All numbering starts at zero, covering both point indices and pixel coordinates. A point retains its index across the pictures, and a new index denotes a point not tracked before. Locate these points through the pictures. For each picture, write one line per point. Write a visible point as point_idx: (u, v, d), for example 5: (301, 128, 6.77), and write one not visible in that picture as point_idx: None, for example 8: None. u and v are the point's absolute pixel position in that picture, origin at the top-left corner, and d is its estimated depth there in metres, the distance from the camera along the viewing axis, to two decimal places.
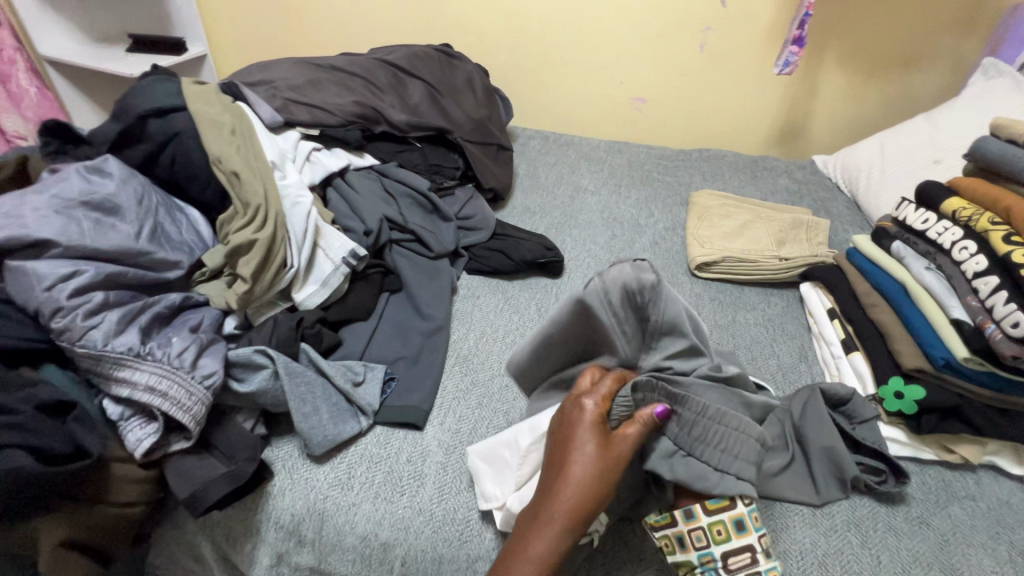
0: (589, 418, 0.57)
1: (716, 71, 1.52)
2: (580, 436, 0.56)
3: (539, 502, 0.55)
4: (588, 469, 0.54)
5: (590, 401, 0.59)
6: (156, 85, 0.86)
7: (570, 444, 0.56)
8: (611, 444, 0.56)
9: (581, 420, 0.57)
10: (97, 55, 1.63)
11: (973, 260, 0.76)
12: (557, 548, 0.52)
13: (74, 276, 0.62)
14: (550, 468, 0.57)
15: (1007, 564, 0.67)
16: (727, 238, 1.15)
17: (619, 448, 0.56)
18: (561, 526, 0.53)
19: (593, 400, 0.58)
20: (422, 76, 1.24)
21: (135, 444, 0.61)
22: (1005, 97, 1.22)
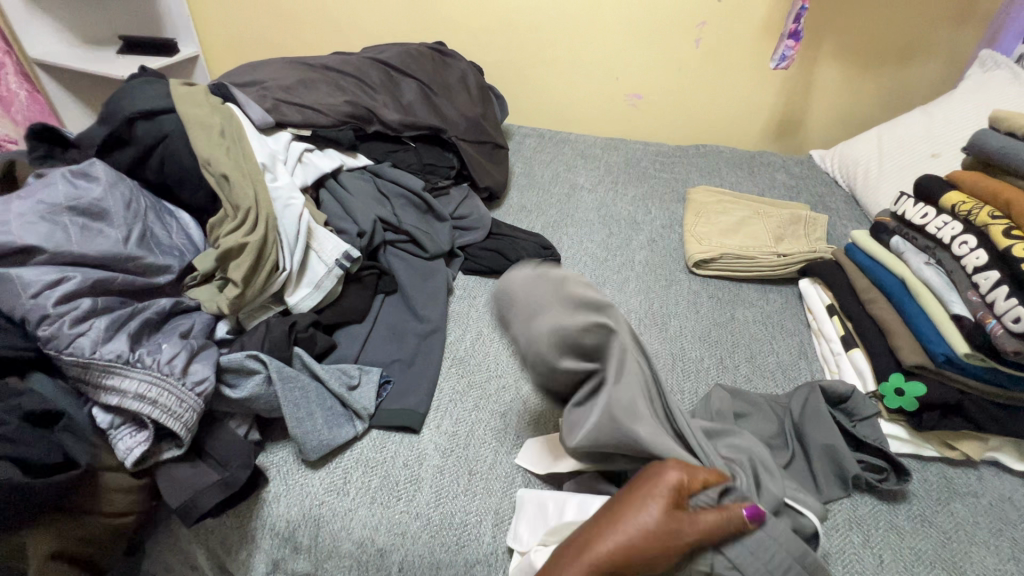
0: (660, 488, 0.52)
1: (713, 65, 1.51)
2: (651, 504, 0.51)
3: (579, 541, 0.52)
4: (645, 532, 0.50)
5: (677, 472, 0.53)
6: (144, 87, 0.85)
7: (635, 502, 0.52)
8: (678, 525, 0.51)
9: (658, 488, 0.52)
10: (87, 57, 1.62)
11: (973, 254, 0.75)
12: None
13: (61, 282, 0.61)
14: (603, 516, 0.53)
15: (1010, 561, 0.66)
16: (725, 235, 1.14)
17: (693, 534, 0.51)
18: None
19: (679, 472, 0.53)
20: (415, 75, 1.23)
21: (125, 452, 0.60)
22: (1002, 90, 1.21)
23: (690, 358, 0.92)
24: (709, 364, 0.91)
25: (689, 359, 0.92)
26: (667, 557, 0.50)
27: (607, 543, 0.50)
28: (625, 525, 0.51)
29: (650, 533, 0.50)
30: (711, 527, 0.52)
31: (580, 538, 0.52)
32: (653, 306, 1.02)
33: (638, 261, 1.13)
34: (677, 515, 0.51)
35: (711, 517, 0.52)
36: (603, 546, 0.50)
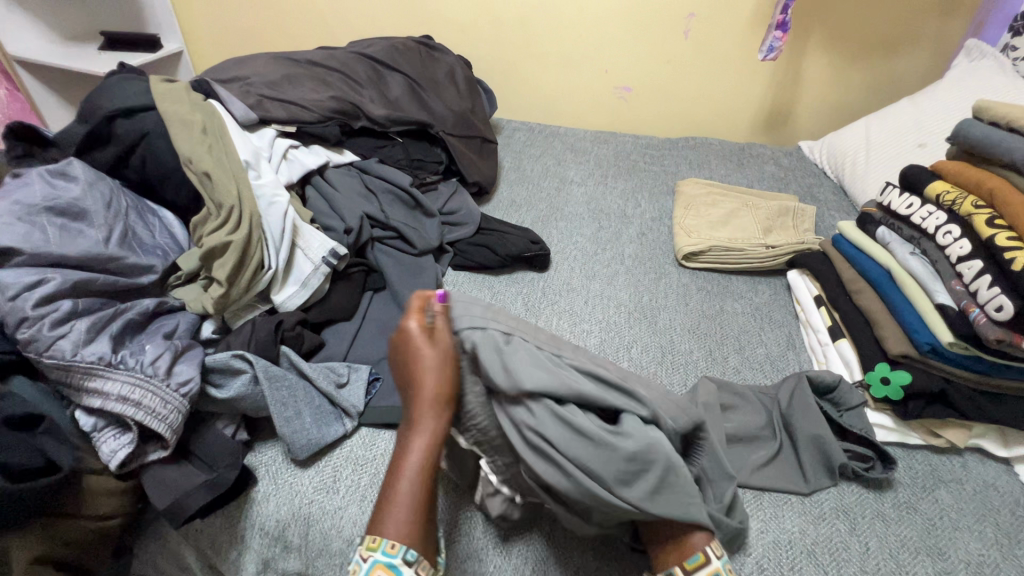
0: (411, 338, 0.60)
1: (702, 57, 1.50)
2: (417, 350, 0.59)
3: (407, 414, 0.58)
4: (436, 371, 0.58)
5: (411, 320, 0.61)
6: (123, 84, 0.84)
7: (410, 361, 0.60)
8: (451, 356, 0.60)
9: (415, 339, 0.60)
10: (67, 54, 1.59)
11: (957, 244, 0.75)
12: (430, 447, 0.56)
13: (40, 284, 0.60)
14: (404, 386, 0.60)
15: (993, 547, 0.67)
16: (714, 227, 1.14)
17: (454, 348, 0.60)
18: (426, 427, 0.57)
19: (410, 317, 0.60)
20: (402, 69, 1.22)
21: (109, 455, 0.59)
22: (986, 80, 1.22)
23: (680, 351, 0.92)
24: (699, 356, 0.91)
25: (678, 352, 0.92)
26: (455, 371, 0.60)
27: (419, 399, 0.57)
28: (422, 378, 0.58)
29: (438, 365, 0.59)
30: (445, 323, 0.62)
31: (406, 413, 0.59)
32: (643, 299, 1.02)
33: (627, 254, 1.13)
34: (434, 338, 0.60)
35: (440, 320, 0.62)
36: (419, 401, 0.58)
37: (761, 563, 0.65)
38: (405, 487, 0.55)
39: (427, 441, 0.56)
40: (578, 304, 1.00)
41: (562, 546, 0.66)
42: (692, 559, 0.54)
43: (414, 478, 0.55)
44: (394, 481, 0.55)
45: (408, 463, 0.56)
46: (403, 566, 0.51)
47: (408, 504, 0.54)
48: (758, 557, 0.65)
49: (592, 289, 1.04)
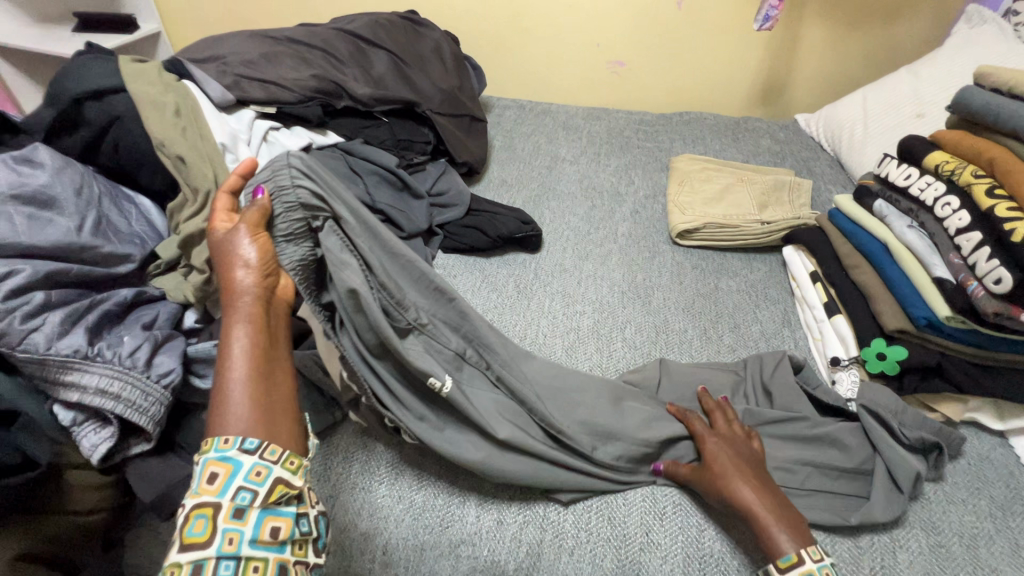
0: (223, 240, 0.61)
1: (696, 29, 1.46)
2: (231, 242, 0.61)
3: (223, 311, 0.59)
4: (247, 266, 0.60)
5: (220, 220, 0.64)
6: (91, 65, 0.81)
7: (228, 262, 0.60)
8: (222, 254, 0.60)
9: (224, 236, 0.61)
10: (41, 37, 1.54)
11: (955, 216, 0.73)
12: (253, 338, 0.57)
13: (9, 276, 0.58)
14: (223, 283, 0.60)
15: (987, 519, 0.67)
16: (708, 204, 1.12)
17: (255, 239, 0.61)
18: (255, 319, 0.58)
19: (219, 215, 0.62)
20: (385, 46, 1.18)
21: (90, 450, 0.58)
22: (986, 46, 1.19)
23: (674, 330, 0.91)
24: (693, 336, 0.90)
25: (672, 331, 0.91)
26: (265, 259, 0.61)
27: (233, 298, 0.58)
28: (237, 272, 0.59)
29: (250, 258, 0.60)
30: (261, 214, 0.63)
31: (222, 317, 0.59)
32: (637, 279, 1.00)
33: (621, 233, 1.11)
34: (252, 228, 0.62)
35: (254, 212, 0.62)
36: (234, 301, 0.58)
37: (755, 540, 0.65)
38: (230, 386, 0.54)
39: (247, 340, 0.57)
40: (570, 284, 0.98)
41: (556, 525, 0.66)
42: (785, 558, 0.57)
43: (243, 374, 0.55)
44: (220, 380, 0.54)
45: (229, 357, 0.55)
46: (240, 456, 0.50)
47: (246, 390, 0.54)
48: (752, 534, 0.65)
49: (585, 269, 1.02)
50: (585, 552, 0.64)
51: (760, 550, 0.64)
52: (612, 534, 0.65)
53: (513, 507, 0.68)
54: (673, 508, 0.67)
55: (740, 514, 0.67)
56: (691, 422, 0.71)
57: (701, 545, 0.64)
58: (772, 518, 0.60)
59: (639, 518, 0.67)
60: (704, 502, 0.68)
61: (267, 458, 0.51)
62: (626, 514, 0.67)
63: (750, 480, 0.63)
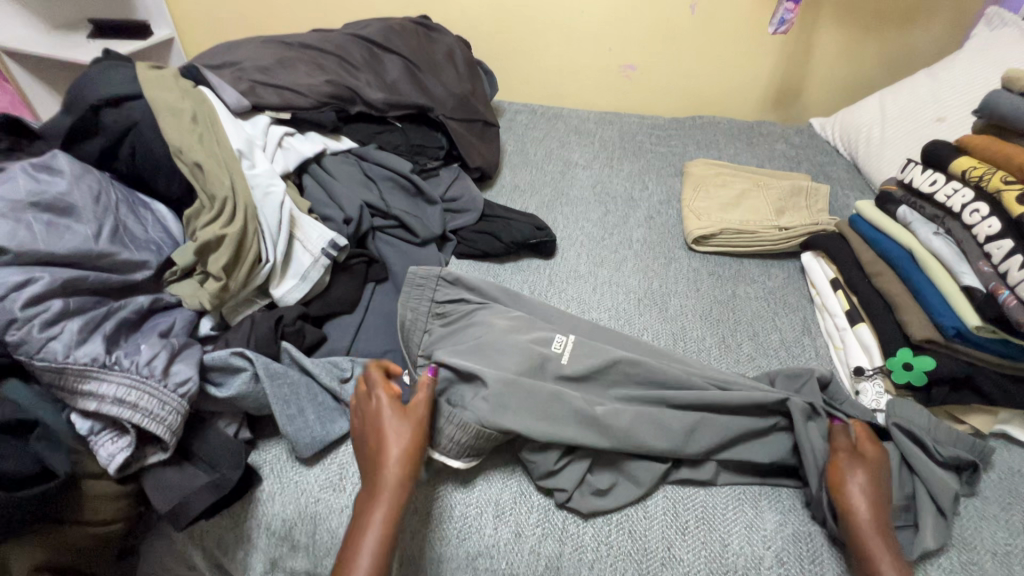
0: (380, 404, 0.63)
1: (709, 32, 1.45)
2: (387, 410, 0.62)
3: (365, 492, 0.59)
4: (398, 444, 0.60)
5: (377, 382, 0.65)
6: (109, 72, 0.81)
7: (379, 431, 0.61)
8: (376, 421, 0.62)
9: (377, 411, 0.62)
10: (55, 43, 1.55)
11: (985, 223, 0.72)
12: (388, 516, 0.57)
13: (28, 284, 0.58)
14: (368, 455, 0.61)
15: (1021, 536, 0.65)
16: (724, 210, 1.10)
17: (416, 422, 0.62)
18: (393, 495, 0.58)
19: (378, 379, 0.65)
20: (399, 51, 1.17)
21: (107, 459, 0.57)
22: (1009, 48, 1.17)
23: (691, 337, 0.90)
24: (712, 344, 0.89)
25: (690, 339, 0.89)
26: (419, 444, 0.61)
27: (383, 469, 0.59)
28: (386, 448, 0.60)
29: (401, 436, 0.60)
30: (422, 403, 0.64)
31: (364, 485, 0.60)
32: (653, 285, 0.99)
33: (635, 239, 1.10)
34: (407, 408, 0.63)
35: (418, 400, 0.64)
36: (385, 473, 0.59)
37: (780, 556, 0.63)
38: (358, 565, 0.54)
39: (386, 514, 0.57)
40: (586, 291, 0.97)
41: (575, 538, 0.65)
42: None
43: (371, 555, 0.55)
44: (349, 553, 0.55)
45: (364, 530, 0.56)
46: None
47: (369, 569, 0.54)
48: (778, 549, 0.64)
49: (600, 275, 1.01)
50: (605, 565, 0.63)
51: (786, 567, 0.62)
52: (633, 549, 0.64)
53: (532, 519, 0.66)
54: (695, 522, 0.66)
55: (765, 528, 0.65)
56: (837, 435, 0.67)
57: (725, 559, 0.63)
58: (886, 555, 0.57)
59: (661, 531, 0.65)
60: (727, 517, 0.66)
61: None
62: (648, 527, 0.65)
63: (871, 503, 0.60)
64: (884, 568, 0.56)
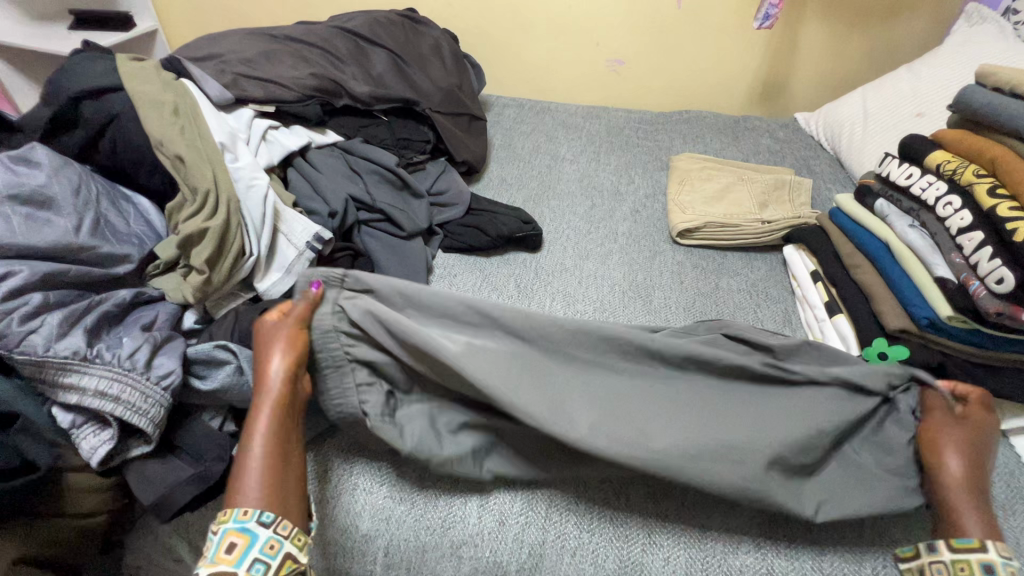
0: (267, 328, 0.63)
1: (696, 26, 1.46)
2: (274, 336, 0.62)
3: (252, 406, 0.58)
4: (285, 356, 0.60)
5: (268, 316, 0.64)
6: (89, 64, 0.80)
7: (267, 349, 0.61)
8: (271, 340, 0.61)
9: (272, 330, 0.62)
10: (36, 34, 1.53)
11: (957, 215, 0.73)
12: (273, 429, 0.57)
13: (7, 277, 0.58)
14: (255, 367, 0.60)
15: None
16: (708, 203, 1.11)
17: (298, 333, 0.63)
18: (274, 410, 0.58)
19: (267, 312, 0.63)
20: (385, 44, 1.17)
21: (89, 452, 0.57)
22: (987, 44, 1.19)
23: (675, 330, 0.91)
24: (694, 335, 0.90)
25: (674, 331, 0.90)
26: (303, 354, 0.62)
27: (264, 386, 0.58)
28: (272, 364, 0.59)
29: (289, 350, 0.61)
30: (300, 314, 0.64)
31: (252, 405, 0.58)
32: (638, 278, 1.00)
33: (621, 232, 1.11)
34: (290, 324, 0.63)
35: (297, 310, 0.64)
36: (266, 386, 0.58)
37: (757, 541, 0.64)
38: (248, 472, 0.54)
39: (267, 420, 0.57)
40: (571, 284, 0.98)
41: (559, 525, 0.66)
42: (962, 539, 0.56)
43: (264, 459, 0.55)
44: (240, 466, 0.54)
45: (250, 444, 0.55)
46: (258, 528, 0.51)
47: (260, 473, 0.54)
48: (755, 535, 0.65)
49: (585, 268, 1.02)
50: (587, 551, 0.64)
51: (764, 551, 0.64)
52: (615, 535, 0.65)
53: (516, 507, 0.67)
54: (675, 509, 0.67)
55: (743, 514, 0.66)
56: (932, 408, 0.65)
57: (703, 545, 0.64)
58: (972, 516, 0.57)
59: (641, 518, 0.66)
60: (706, 503, 0.67)
61: (281, 531, 0.52)
62: (629, 515, 0.66)
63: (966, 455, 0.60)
64: (968, 523, 0.57)
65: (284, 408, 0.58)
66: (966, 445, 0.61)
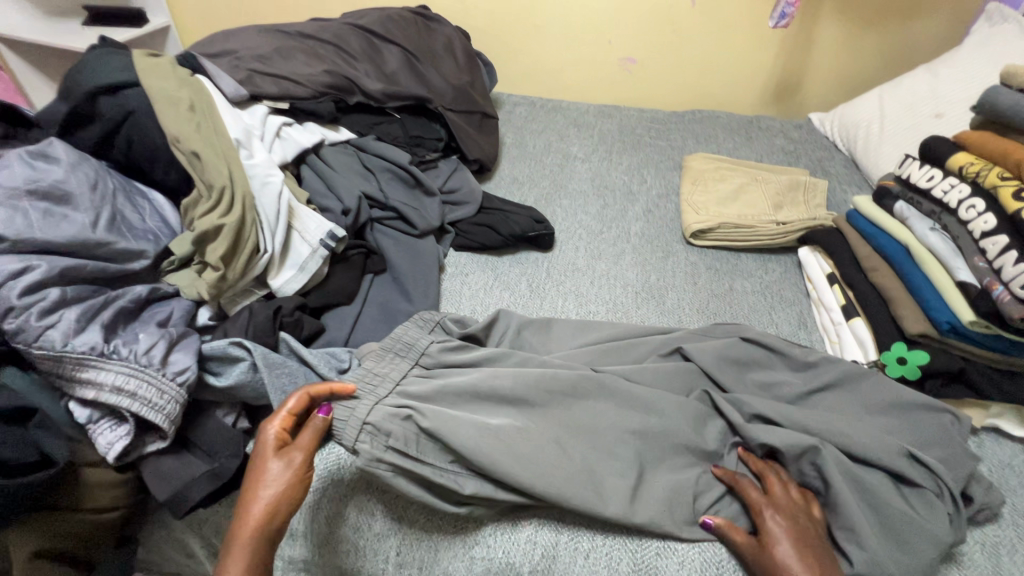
0: (265, 448, 0.59)
1: (710, 25, 1.44)
2: (272, 461, 0.57)
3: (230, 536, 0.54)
4: (277, 485, 0.56)
5: (270, 428, 0.60)
6: (106, 59, 0.80)
7: (262, 473, 0.57)
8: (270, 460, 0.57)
9: (273, 452, 0.58)
10: (50, 29, 1.54)
11: (981, 218, 0.72)
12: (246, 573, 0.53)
13: (25, 272, 0.58)
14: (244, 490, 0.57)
15: (1009, 527, 0.66)
16: (722, 204, 1.10)
17: (306, 460, 0.59)
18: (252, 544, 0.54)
19: (269, 426, 0.59)
20: (398, 41, 1.17)
21: (106, 447, 0.58)
22: (1009, 44, 1.17)
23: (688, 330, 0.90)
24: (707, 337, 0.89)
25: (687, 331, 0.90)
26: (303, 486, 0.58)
27: (245, 519, 0.55)
28: (261, 490, 0.56)
29: (286, 479, 0.57)
30: (313, 441, 0.60)
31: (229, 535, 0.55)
32: (650, 279, 1.00)
33: (634, 232, 1.10)
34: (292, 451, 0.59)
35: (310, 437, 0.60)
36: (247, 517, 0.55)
37: None
38: None
39: (240, 559, 0.53)
40: (583, 284, 0.97)
41: (572, 527, 0.65)
42: None
43: None
44: None
45: None
46: None
47: None
48: None
49: (598, 269, 1.01)
50: (598, 554, 0.64)
51: None
52: (628, 538, 0.64)
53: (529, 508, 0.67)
54: None
55: None
56: (744, 488, 0.63)
57: (718, 549, 0.63)
58: None
59: None
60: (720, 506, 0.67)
61: None
62: None
63: (784, 534, 0.57)
64: None
65: (261, 544, 0.55)
66: (785, 525, 0.58)
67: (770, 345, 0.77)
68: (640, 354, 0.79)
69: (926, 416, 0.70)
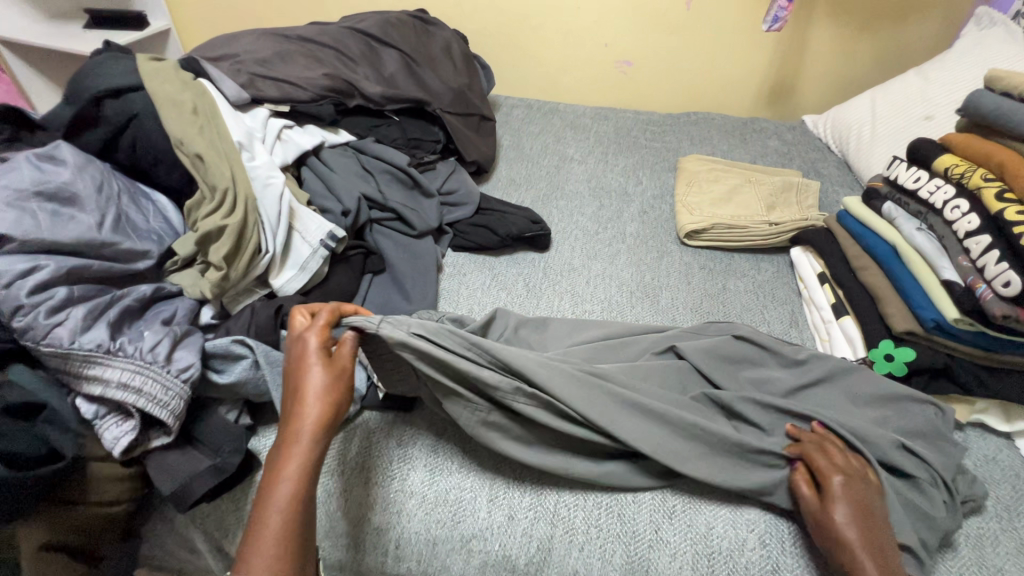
0: (306, 354, 0.59)
1: (704, 29, 1.46)
2: (314, 367, 0.58)
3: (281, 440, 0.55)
4: (323, 391, 0.57)
5: (311, 336, 0.60)
6: (110, 63, 0.81)
7: (307, 376, 0.57)
8: (314, 365, 0.58)
9: (316, 355, 0.58)
10: (53, 33, 1.55)
11: (965, 219, 0.74)
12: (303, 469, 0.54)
13: (33, 272, 0.60)
14: (289, 396, 0.57)
15: (993, 519, 0.68)
16: (716, 205, 1.12)
17: (347, 365, 0.60)
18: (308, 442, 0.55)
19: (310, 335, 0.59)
20: (396, 44, 1.18)
21: (112, 442, 0.59)
22: (997, 47, 1.19)
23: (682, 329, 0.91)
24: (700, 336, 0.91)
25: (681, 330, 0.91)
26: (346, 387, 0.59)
27: (298, 428, 0.55)
28: (306, 396, 0.56)
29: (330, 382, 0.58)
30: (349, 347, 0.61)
31: (280, 439, 0.56)
32: (645, 278, 1.01)
33: (629, 233, 1.12)
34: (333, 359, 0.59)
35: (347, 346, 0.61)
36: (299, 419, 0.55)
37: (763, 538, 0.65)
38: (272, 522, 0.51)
39: (304, 455, 0.54)
40: (579, 284, 0.99)
41: (566, 521, 0.67)
42: None
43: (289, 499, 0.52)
44: (260, 513, 0.52)
45: (280, 483, 0.53)
46: None
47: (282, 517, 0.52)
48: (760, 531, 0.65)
49: (593, 268, 1.03)
50: (590, 546, 0.65)
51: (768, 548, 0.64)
52: (622, 531, 0.66)
53: (524, 502, 0.68)
54: (682, 507, 0.68)
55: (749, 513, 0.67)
56: (807, 456, 0.64)
57: (710, 541, 0.65)
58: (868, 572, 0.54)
59: (649, 515, 0.67)
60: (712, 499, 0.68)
61: None
62: (636, 512, 0.67)
63: (846, 510, 0.58)
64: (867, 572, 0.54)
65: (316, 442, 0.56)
66: (849, 496, 0.59)
67: (761, 342, 0.79)
68: (633, 352, 0.81)
69: (913, 411, 0.71)
